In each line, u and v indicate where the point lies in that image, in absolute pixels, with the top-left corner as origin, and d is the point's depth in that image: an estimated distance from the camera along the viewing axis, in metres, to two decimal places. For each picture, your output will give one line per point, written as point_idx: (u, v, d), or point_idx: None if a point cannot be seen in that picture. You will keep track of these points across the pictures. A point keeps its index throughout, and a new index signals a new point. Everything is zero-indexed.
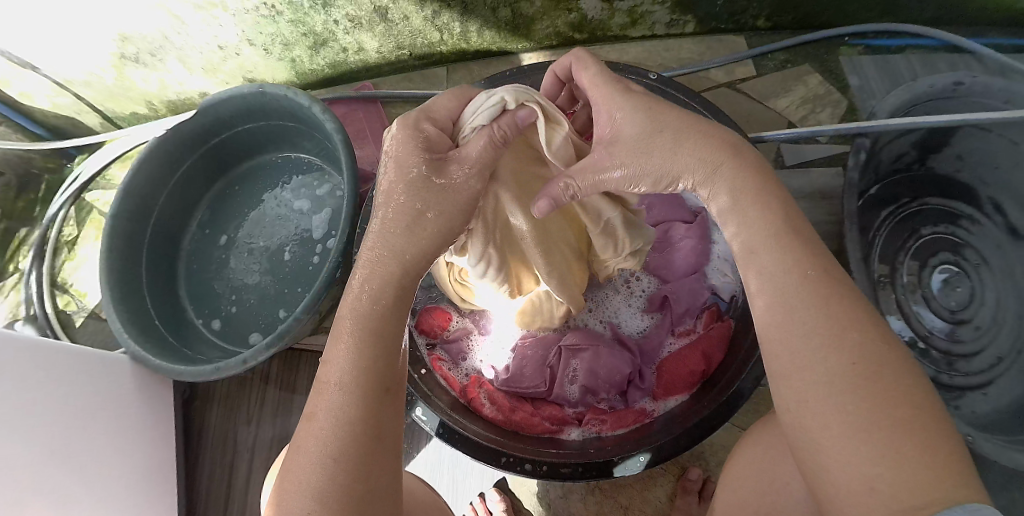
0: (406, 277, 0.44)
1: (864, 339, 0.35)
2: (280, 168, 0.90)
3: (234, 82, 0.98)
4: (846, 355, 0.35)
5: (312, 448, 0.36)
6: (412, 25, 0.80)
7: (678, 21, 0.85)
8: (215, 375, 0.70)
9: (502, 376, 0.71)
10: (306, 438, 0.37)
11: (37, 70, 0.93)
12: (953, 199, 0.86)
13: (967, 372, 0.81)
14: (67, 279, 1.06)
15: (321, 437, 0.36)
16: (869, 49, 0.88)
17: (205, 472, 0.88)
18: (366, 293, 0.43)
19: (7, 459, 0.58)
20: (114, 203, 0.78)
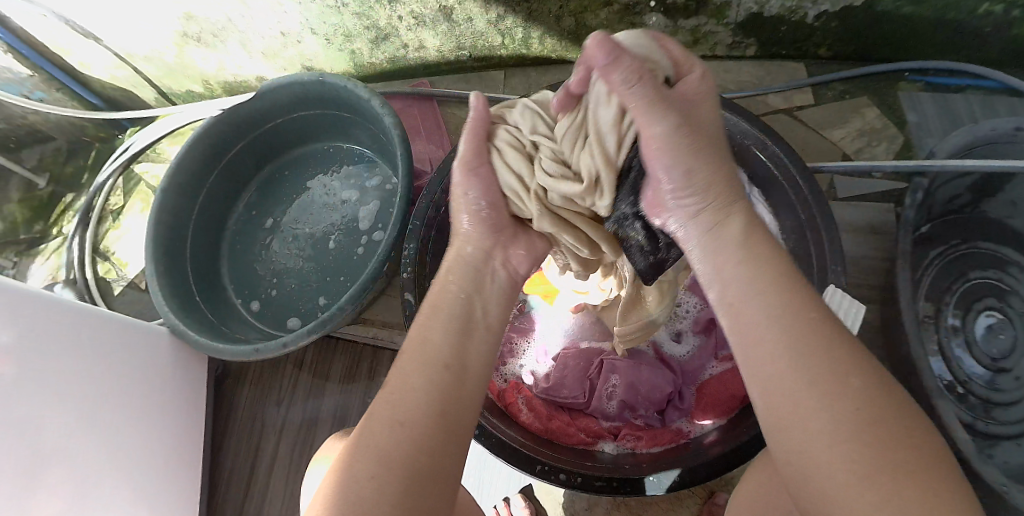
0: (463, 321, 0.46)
1: (817, 381, 0.34)
2: (331, 157, 0.91)
3: (291, 68, 0.99)
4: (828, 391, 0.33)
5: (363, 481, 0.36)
6: (475, 27, 0.81)
7: (740, 44, 0.85)
8: (252, 356, 0.71)
9: (542, 384, 0.72)
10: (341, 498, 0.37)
11: (100, 42, 0.96)
12: (1002, 244, 0.83)
13: (1006, 422, 0.79)
14: (109, 247, 1.08)
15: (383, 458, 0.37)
16: (929, 86, 0.86)
17: (232, 449, 0.89)
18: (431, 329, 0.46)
19: (36, 415, 0.59)
20: (166, 178, 0.80)
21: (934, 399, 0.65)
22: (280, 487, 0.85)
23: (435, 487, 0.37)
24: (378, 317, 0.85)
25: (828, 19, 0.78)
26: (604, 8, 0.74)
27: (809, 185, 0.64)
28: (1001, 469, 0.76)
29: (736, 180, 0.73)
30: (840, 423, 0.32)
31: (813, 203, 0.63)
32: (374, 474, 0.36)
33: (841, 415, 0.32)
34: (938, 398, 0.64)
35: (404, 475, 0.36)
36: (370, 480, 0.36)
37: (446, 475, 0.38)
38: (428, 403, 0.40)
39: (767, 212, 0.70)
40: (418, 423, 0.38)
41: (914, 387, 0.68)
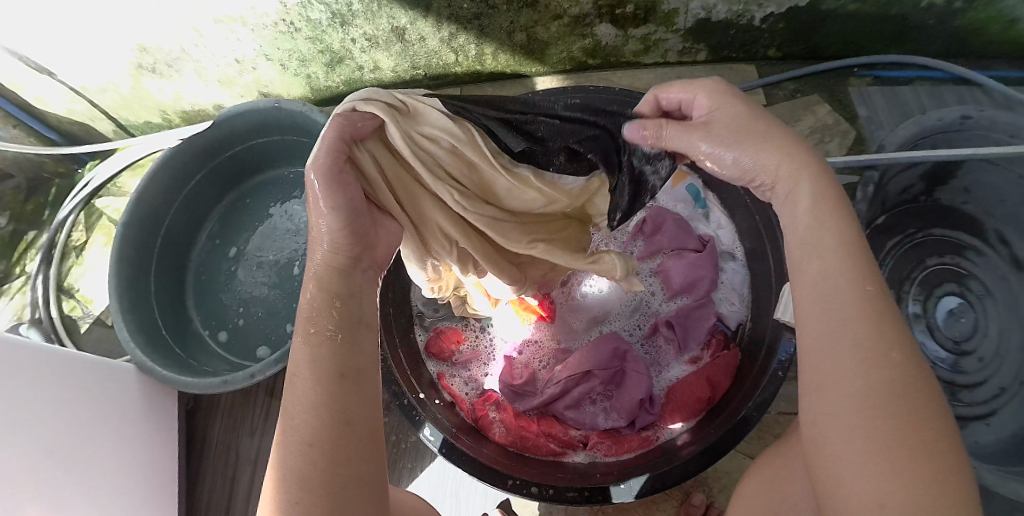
0: (353, 327, 0.44)
1: (867, 361, 0.36)
2: (291, 182, 0.91)
3: (249, 95, 0.99)
4: (882, 373, 0.35)
5: (289, 448, 0.38)
6: (428, 46, 0.82)
7: (690, 50, 0.87)
8: (222, 389, 0.71)
9: (516, 383, 0.73)
10: (280, 469, 0.38)
11: (54, 76, 0.93)
12: (958, 229, 0.86)
13: (971, 403, 0.81)
14: (73, 284, 1.05)
15: (303, 423, 0.38)
16: (878, 80, 0.89)
17: (207, 487, 0.88)
18: (315, 349, 0.41)
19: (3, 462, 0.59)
20: (125, 212, 0.79)
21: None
22: None
23: (364, 479, 0.38)
24: None
25: (774, 21, 0.80)
26: (554, 21, 0.76)
27: None
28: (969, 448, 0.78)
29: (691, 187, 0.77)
30: (876, 404, 0.35)
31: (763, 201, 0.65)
32: (321, 415, 0.38)
33: (872, 388, 0.35)
34: None
35: (336, 473, 0.37)
36: (306, 491, 0.36)
37: (369, 466, 0.39)
38: (324, 414, 0.38)
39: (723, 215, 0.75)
40: (336, 421, 0.39)
41: None
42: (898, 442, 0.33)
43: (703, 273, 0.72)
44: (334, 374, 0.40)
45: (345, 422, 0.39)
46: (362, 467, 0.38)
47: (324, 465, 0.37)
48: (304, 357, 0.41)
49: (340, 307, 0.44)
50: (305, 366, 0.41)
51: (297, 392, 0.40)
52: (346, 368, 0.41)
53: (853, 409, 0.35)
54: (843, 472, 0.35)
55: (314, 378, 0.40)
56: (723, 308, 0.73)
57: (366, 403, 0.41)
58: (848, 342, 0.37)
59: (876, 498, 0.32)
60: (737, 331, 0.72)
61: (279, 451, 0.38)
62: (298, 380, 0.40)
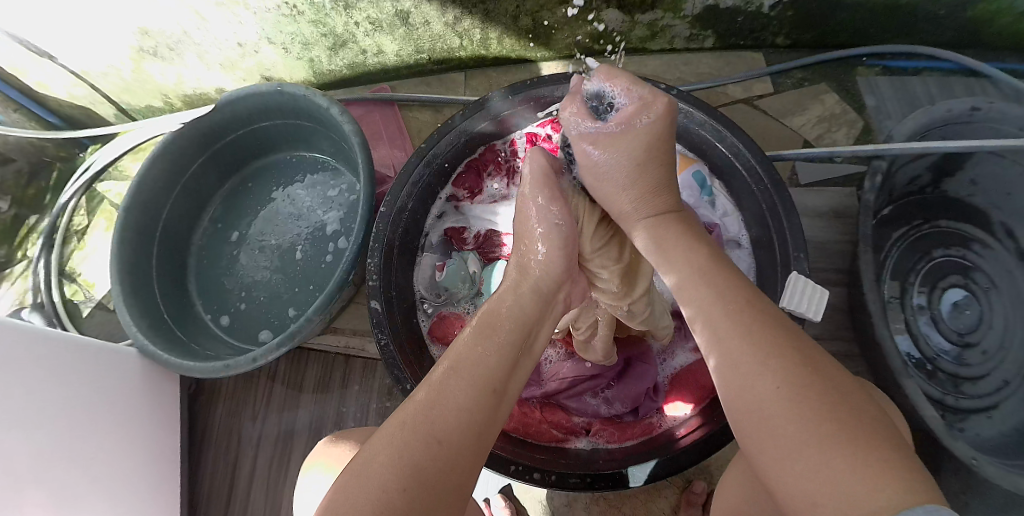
0: (502, 355, 0.44)
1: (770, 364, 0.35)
2: (293, 167, 0.91)
3: (252, 79, 0.98)
4: (775, 379, 0.34)
5: (414, 434, 0.37)
6: (433, 30, 0.81)
7: (697, 36, 0.86)
8: (223, 373, 0.71)
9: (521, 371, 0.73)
10: (382, 453, 0.36)
11: (55, 60, 0.93)
12: (965, 221, 0.86)
13: (973, 396, 0.81)
14: (75, 268, 1.05)
15: (439, 415, 0.38)
16: (887, 70, 0.88)
17: (208, 471, 0.89)
18: (468, 359, 0.42)
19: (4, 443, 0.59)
20: (128, 195, 0.78)
21: (900, 381, 0.65)
22: (261, 499, 0.85)
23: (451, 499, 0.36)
24: (348, 327, 0.89)
25: (783, 8, 0.79)
26: (560, 5, 0.75)
27: (765, 169, 0.64)
28: (969, 441, 0.78)
29: (698, 173, 0.75)
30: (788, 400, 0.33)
31: (770, 188, 0.64)
32: (454, 420, 0.38)
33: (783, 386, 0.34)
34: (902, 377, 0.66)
35: (431, 484, 0.35)
36: (400, 489, 0.34)
37: (461, 487, 0.37)
38: (469, 418, 0.38)
39: (730, 203, 0.74)
40: (464, 435, 0.38)
41: (880, 363, 0.70)
42: (816, 424, 0.32)
43: None
44: (489, 388, 0.41)
45: (470, 437, 0.38)
46: (455, 490, 0.36)
47: (438, 465, 0.36)
48: (476, 362, 0.42)
49: (518, 331, 0.46)
50: (449, 367, 0.42)
51: (443, 388, 0.40)
52: (498, 384, 0.42)
53: (773, 405, 0.34)
54: (783, 474, 0.32)
55: (474, 386, 0.40)
56: None
57: (491, 427, 0.40)
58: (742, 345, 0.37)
59: (815, 494, 0.30)
60: None
61: (387, 437, 0.37)
62: (447, 379, 0.41)
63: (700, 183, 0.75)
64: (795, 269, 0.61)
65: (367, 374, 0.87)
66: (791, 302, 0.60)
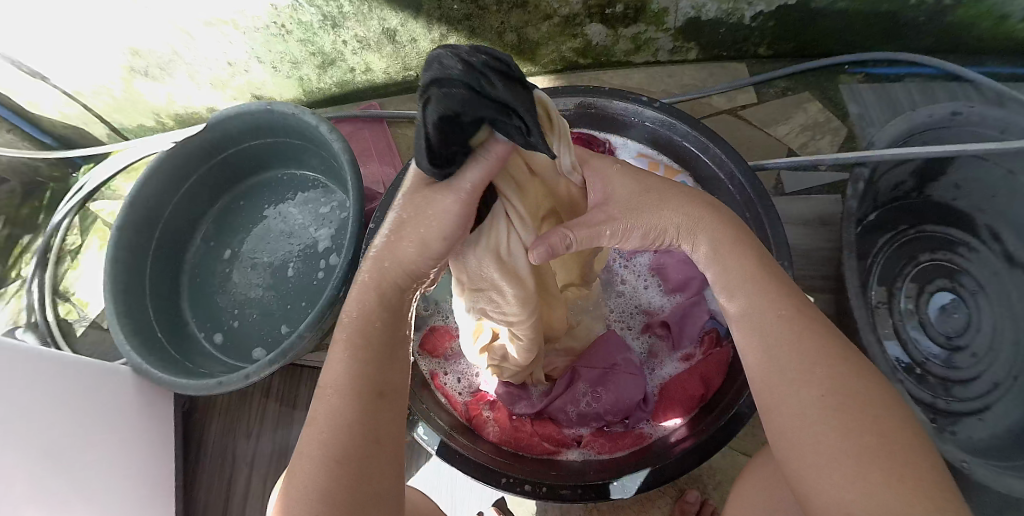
0: (372, 346, 0.42)
1: (799, 379, 0.38)
2: (285, 183, 0.92)
3: (242, 97, 0.99)
4: (815, 388, 0.37)
5: (312, 464, 0.37)
6: (420, 47, 0.82)
7: (681, 48, 0.87)
8: (217, 390, 0.71)
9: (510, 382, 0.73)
10: (294, 488, 0.37)
11: (48, 81, 0.94)
12: (951, 225, 0.88)
13: (963, 399, 0.82)
14: (69, 287, 1.05)
15: (323, 438, 0.37)
16: (869, 78, 0.89)
17: (204, 489, 0.89)
18: (338, 368, 0.41)
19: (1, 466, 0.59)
20: (121, 215, 0.79)
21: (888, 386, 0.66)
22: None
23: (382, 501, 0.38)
24: None
25: (764, 19, 0.81)
26: (544, 22, 0.76)
27: (748, 179, 0.66)
28: (960, 444, 0.78)
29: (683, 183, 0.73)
30: (821, 417, 0.36)
31: (754, 198, 0.65)
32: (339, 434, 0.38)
33: (817, 400, 0.37)
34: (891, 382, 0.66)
35: (353, 498, 0.36)
36: None
37: (387, 491, 0.38)
38: (353, 430, 0.38)
39: None
40: (356, 447, 0.38)
41: None
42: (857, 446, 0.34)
43: (695, 269, 0.73)
44: (369, 391, 0.40)
45: (368, 447, 0.38)
46: (381, 495, 0.38)
47: (344, 487, 0.36)
48: (336, 372, 0.40)
49: (385, 316, 0.44)
50: (332, 376, 0.40)
51: (320, 408, 0.39)
52: (374, 386, 0.40)
53: (800, 424, 0.37)
54: (811, 488, 0.36)
55: (341, 394, 0.39)
56: (714, 306, 0.74)
57: (387, 427, 0.40)
58: (790, 357, 0.40)
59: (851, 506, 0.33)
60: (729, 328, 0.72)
61: (294, 471, 0.38)
62: (326, 395, 0.40)
63: None
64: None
65: None
66: None
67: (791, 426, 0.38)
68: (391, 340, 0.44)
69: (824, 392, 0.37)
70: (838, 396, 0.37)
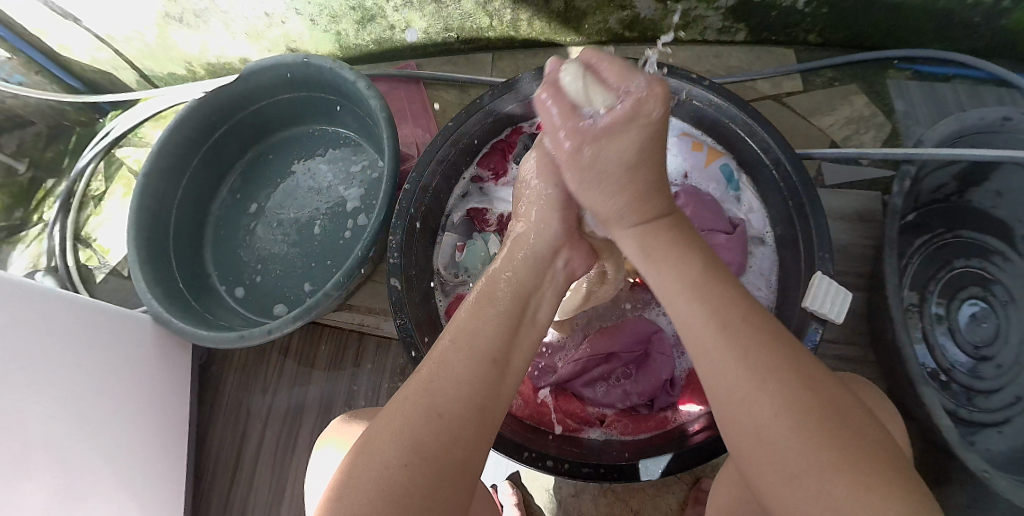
0: (497, 319, 0.44)
1: (757, 385, 0.35)
2: (315, 140, 0.91)
3: (276, 51, 0.97)
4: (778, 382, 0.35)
5: (420, 409, 0.38)
6: (463, 8, 0.80)
7: (729, 29, 0.85)
8: (237, 343, 0.71)
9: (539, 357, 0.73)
10: (391, 429, 0.37)
11: (79, 22, 0.93)
12: (988, 233, 0.85)
13: (985, 409, 0.81)
14: (91, 234, 1.05)
15: (439, 389, 0.39)
16: (918, 75, 0.86)
17: (216, 441, 0.89)
18: (467, 330, 0.43)
19: (13, 402, 0.59)
20: (149, 162, 0.78)
21: (917, 388, 0.65)
22: (268, 472, 0.86)
23: (464, 464, 0.37)
24: (363, 305, 0.89)
25: (818, 4, 0.78)
26: None
27: (795, 167, 0.63)
28: (981, 453, 0.77)
29: (725, 167, 0.76)
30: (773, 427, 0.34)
31: (799, 187, 0.63)
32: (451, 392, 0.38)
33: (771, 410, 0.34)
34: (919, 385, 0.65)
35: (437, 463, 0.36)
36: (402, 466, 0.35)
37: (472, 461, 0.38)
38: (469, 389, 0.39)
39: (755, 198, 0.74)
40: (464, 411, 0.38)
41: (897, 370, 0.69)
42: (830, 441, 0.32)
43: (733, 254, 0.71)
44: (488, 359, 0.41)
45: (474, 412, 0.38)
46: (462, 466, 0.37)
47: (445, 446, 0.36)
48: (474, 333, 0.43)
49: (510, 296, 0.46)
50: (455, 335, 0.43)
51: (445, 361, 0.41)
52: (494, 356, 0.41)
53: (769, 416, 0.34)
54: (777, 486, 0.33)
55: (472, 356, 0.41)
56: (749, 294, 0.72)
57: (497, 398, 0.41)
58: (734, 362, 0.37)
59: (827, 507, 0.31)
60: None
61: (393, 415, 0.39)
62: (447, 349, 0.42)
63: (727, 178, 0.76)
64: (819, 270, 0.60)
65: (380, 353, 0.87)
66: (815, 303, 0.58)
67: (754, 435, 0.35)
68: (513, 315, 0.45)
69: (778, 397, 0.34)
70: (793, 400, 0.34)
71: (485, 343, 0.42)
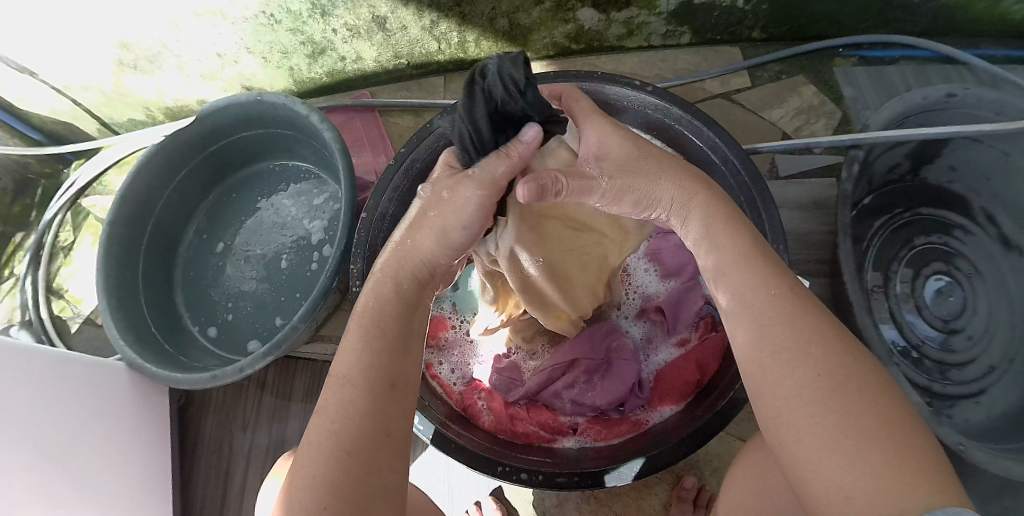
0: (392, 341, 0.42)
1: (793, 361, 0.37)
2: (277, 175, 0.91)
3: (233, 89, 0.98)
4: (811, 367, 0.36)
5: (325, 453, 0.36)
6: (410, 35, 0.81)
7: (674, 32, 0.86)
8: (211, 383, 0.71)
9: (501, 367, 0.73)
10: (304, 476, 0.35)
11: (36, 76, 0.92)
12: (943, 209, 0.87)
13: (960, 381, 0.82)
14: (62, 285, 1.04)
15: (334, 427, 0.37)
16: (864, 61, 0.89)
17: (200, 485, 0.88)
18: (354, 355, 0.40)
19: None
20: (111, 210, 0.78)
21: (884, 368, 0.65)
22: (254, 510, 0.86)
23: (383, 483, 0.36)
24: (336, 333, 0.89)
25: (757, 2, 0.80)
26: (535, 7, 0.75)
27: (744, 163, 0.65)
28: (958, 426, 0.78)
29: None
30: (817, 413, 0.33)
31: (749, 182, 0.65)
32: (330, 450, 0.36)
33: (811, 387, 0.35)
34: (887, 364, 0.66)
35: (355, 494, 0.34)
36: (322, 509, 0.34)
37: (392, 486, 0.37)
38: (369, 418, 0.37)
39: None
40: (365, 440, 0.36)
41: None
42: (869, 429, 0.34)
43: (688, 254, 0.73)
44: (386, 383, 0.39)
45: (380, 439, 0.37)
46: (383, 493, 0.36)
47: (355, 483, 0.35)
48: (350, 362, 0.40)
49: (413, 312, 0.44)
50: (352, 359, 0.40)
51: (339, 397, 0.38)
52: (390, 378, 0.40)
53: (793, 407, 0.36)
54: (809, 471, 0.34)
55: (358, 384, 0.38)
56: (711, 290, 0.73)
57: (400, 420, 0.39)
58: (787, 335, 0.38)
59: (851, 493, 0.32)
60: None
61: (302, 461, 0.37)
62: (338, 384, 0.39)
63: None
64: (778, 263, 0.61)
65: None
66: None
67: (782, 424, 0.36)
68: (402, 334, 0.43)
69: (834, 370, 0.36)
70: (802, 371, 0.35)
71: (383, 359, 0.40)
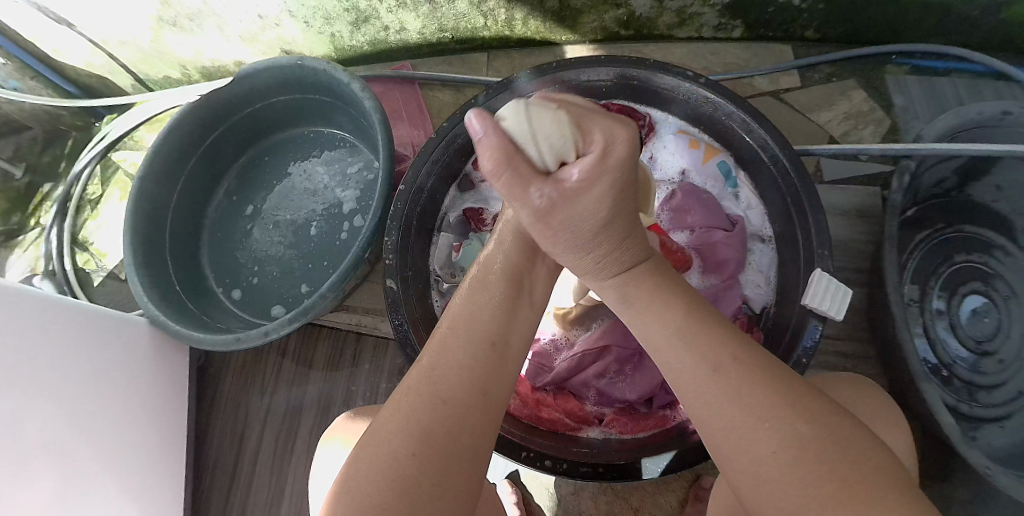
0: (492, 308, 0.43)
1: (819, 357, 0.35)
2: (311, 142, 0.90)
3: (271, 53, 0.97)
4: None
5: (424, 403, 0.38)
6: (457, 8, 0.80)
7: (725, 26, 0.84)
8: (234, 346, 0.70)
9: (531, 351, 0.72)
10: (394, 427, 0.37)
11: (73, 27, 0.92)
12: (987, 228, 0.85)
13: (987, 405, 0.80)
14: (88, 238, 1.04)
15: (438, 379, 0.39)
16: (916, 70, 0.86)
17: (214, 446, 0.89)
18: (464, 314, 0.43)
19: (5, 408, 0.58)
20: (144, 165, 0.78)
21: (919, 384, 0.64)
22: (265, 474, 0.86)
23: (461, 461, 0.37)
24: (361, 305, 0.89)
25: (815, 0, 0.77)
26: None
27: (793, 163, 0.62)
28: (983, 449, 0.77)
29: (723, 164, 0.75)
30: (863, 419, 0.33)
31: (797, 183, 0.62)
32: (406, 444, 0.36)
33: None
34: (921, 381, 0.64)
35: (444, 448, 0.36)
36: (410, 455, 0.35)
37: (478, 448, 0.38)
38: (469, 373, 0.39)
39: (753, 196, 0.73)
40: (463, 393, 0.38)
41: (897, 366, 0.69)
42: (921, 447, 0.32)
43: (730, 252, 0.72)
44: (486, 342, 0.41)
45: (475, 396, 0.39)
46: (472, 452, 0.37)
47: (448, 434, 0.36)
48: (467, 318, 0.42)
49: (506, 284, 0.45)
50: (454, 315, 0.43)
51: (444, 352, 0.41)
52: (490, 338, 0.41)
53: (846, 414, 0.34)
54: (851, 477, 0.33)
55: (470, 343, 0.41)
56: (749, 291, 0.73)
57: (500, 383, 0.41)
58: None
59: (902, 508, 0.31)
60: (761, 314, 0.71)
61: (391, 412, 0.39)
62: (449, 338, 0.42)
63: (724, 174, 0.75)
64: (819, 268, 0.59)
65: (378, 354, 0.86)
66: (814, 301, 0.58)
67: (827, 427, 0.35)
68: (512, 294, 0.45)
69: None
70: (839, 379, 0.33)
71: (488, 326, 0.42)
